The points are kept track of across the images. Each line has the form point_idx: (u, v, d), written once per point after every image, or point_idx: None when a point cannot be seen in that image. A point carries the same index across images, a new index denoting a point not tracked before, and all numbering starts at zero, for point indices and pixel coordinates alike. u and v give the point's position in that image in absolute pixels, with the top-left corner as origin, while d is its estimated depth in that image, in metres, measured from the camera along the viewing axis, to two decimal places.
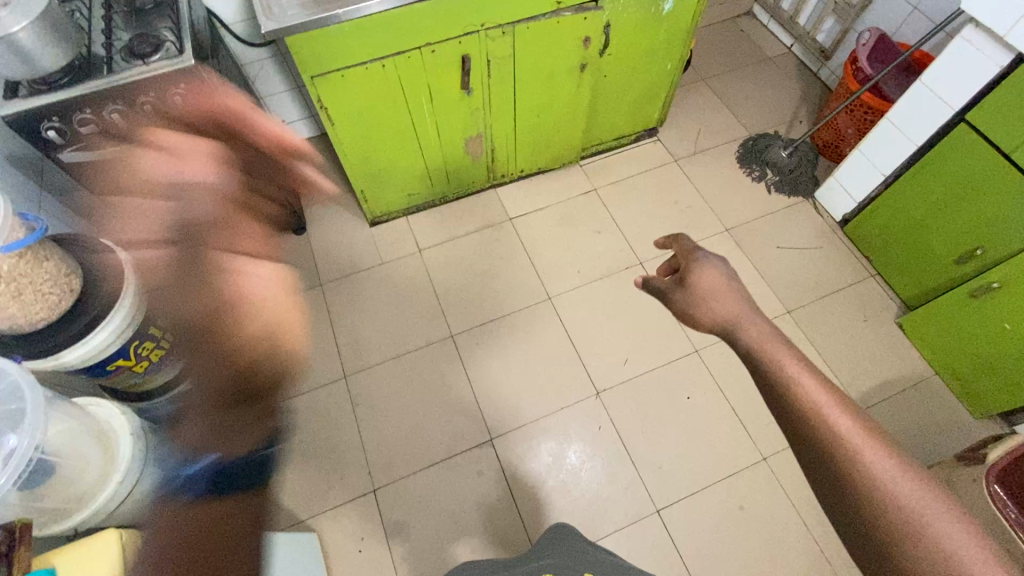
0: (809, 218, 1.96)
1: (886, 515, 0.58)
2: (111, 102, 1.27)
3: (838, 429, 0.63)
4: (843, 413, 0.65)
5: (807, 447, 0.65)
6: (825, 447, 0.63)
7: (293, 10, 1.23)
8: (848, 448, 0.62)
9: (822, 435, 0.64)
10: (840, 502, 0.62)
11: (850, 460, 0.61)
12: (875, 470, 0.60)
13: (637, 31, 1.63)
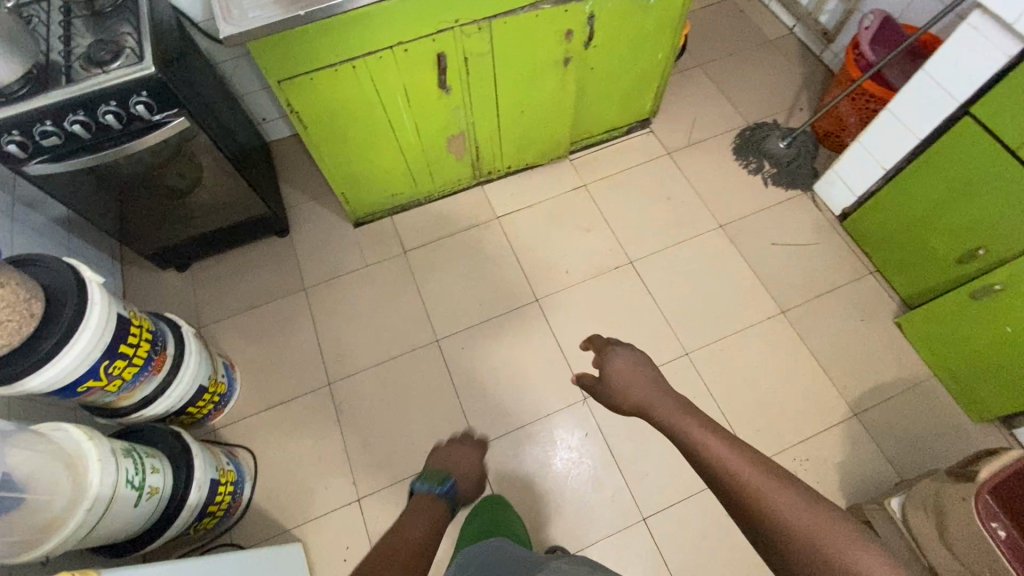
0: (806, 212, 1.89)
1: (800, 550, 0.70)
2: (73, 113, 1.20)
3: (742, 478, 0.79)
4: (738, 461, 0.82)
5: (734, 503, 0.79)
6: (741, 499, 0.78)
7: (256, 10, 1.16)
8: (758, 498, 0.76)
9: (736, 488, 0.79)
10: (767, 547, 0.75)
11: (764, 506, 0.75)
12: (782, 506, 0.74)
13: (623, 20, 1.55)
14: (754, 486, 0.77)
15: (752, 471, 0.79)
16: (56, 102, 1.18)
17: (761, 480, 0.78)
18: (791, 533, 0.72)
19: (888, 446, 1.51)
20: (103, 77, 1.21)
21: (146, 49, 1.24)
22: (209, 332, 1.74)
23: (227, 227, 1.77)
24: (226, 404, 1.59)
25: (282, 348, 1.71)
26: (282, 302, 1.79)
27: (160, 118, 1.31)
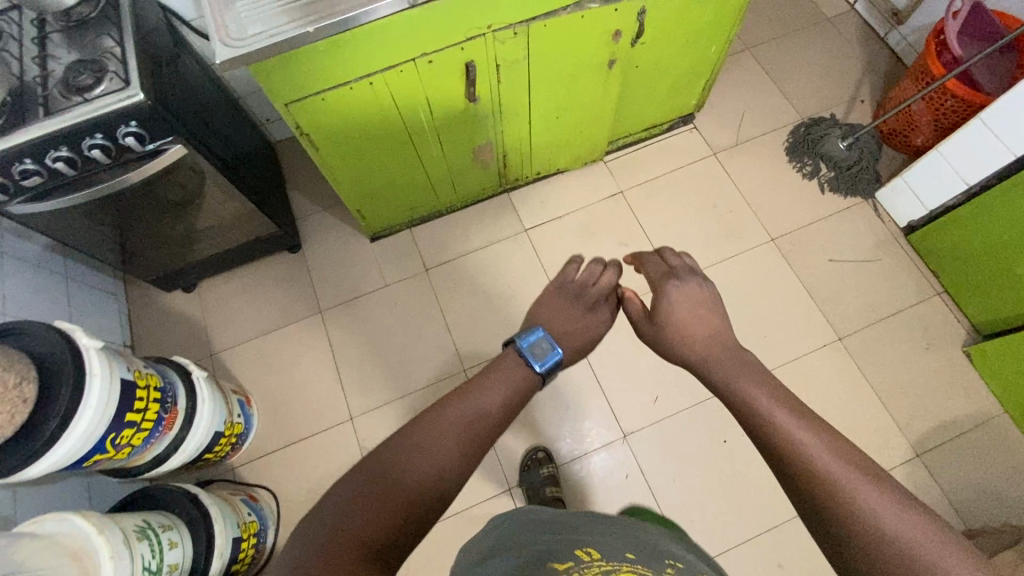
0: (868, 222, 1.71)
1: (876, 548, 0.56)
2: (54, 149, 1.05)
3: (807, 451, 0.65)
4: (805, 433, 0.67)
5: (788, 475, 0.66)
6: (802, 471, 0.64)
7: (257, 25, 0.99)
8: (827, 475, 0.62)
9: (798, 460, 0.65)
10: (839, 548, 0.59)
11: (833, 487, 0.61)
12: (856, 488, 0.61)
13: (678, 15, 1.34)
14: (824, 463, 0.63)
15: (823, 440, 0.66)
16: (34, 138, 1.03)
17: (832, 455, 0.64)
18: (862, 521, 0.58)
19: (952, 490, 1.42)
20: (83, 106, 1.05)
21: (131, 71, 1.07)
22: (220, 360, 1.63)
23: (234, 247, 1.63)
24: (244, 442, 1.50)
25: (300, 377, 1.61)
26: (296, 326, 1.66)
27: (153, 147, 1.15)
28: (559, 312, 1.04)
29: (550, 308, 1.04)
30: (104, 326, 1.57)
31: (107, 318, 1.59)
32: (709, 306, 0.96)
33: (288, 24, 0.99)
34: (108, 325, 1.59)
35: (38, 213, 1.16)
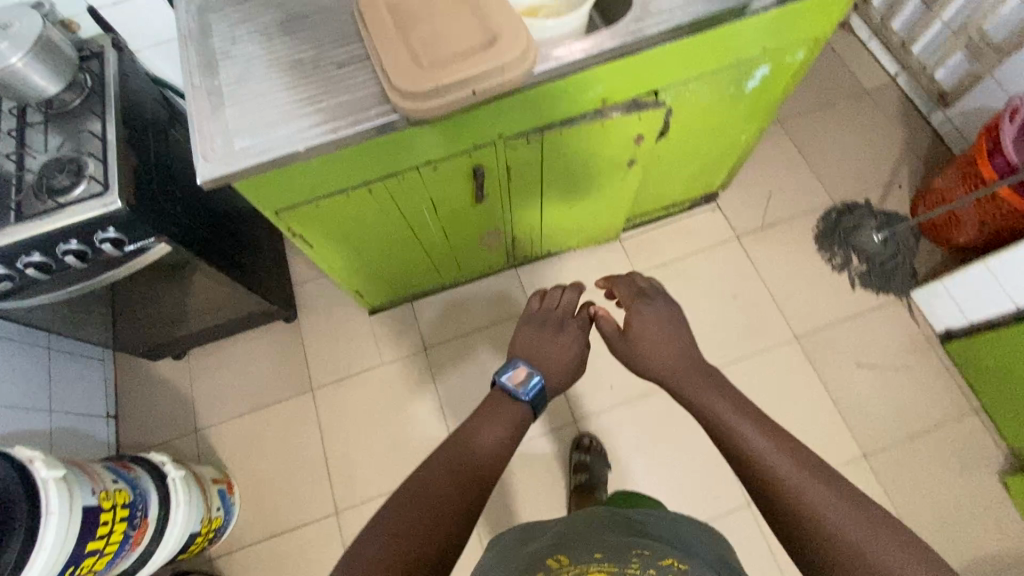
0: (902, 324, 1.59)
1: (834, 545, 0.59)
2: (27, 255, 0.98)
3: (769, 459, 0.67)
4: (762, 435, 0.70)
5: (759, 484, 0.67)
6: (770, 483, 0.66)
7: (247, 138, 0.91)
8: (792, 486, 0.64)
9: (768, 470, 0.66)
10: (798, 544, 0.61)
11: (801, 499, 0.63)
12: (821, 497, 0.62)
13: (708, 113, 1.23)
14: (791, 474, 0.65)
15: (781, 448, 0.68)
16: (6, 245, 0.95)
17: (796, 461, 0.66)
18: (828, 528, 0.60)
19: None
20: (59, 211, 0.97)
21: (111, 172, 0.99)
22: (205, 438, 1.55)
23: (225, 321, 1.55)
24: (223, 534, 1.42)
25: (286, 461, 1.53)
26: (287, 404, 1.58)
27: (135, 247, 1.07)
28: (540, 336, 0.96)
29: (533, 331, 0.97)
30: (86, 399, 1.50)
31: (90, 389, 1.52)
32: (675, 328, 0.91)
33: (281, 138, 0.91)
34: (90, 398, 1.52)
35: (12, 311, 1.08)
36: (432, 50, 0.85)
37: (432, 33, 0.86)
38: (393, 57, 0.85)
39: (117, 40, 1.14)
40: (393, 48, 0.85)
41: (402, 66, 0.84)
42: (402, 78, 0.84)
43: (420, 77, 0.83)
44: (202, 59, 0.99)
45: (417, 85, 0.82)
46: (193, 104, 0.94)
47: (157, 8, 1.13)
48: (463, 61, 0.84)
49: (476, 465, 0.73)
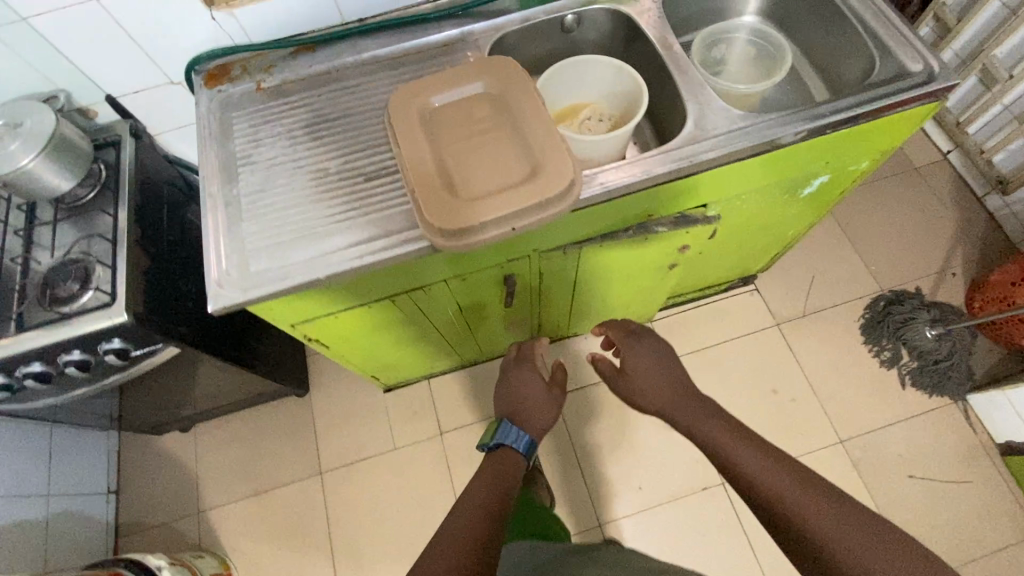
0: (957, 431, 1.46)
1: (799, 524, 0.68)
2: (26, 365, 0.92)
3: (752, 465, 0.76)
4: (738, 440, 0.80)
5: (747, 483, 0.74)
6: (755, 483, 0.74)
7: (265, 259, 0.85)
8: (775, 486, 0.72)
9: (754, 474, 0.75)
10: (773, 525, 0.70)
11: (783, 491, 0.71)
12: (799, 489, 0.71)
13: (759, 216, 1.14)
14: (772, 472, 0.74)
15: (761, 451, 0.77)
16: (4, 356, 0.89)
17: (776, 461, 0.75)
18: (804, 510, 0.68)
19: None
20: (62, 322, 0.90)
21: (119, 280, 0.93)
22: (208, 520, 1.47)
23: (235, 398, 1.48)
24: None
25: (290, 552, 1.44)
26: (293, 488, 1.50)
27: (141, 353, 1.00)
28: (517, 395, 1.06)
29: (510, 390, 1.08)
30: (89, 476, 1.43)
31: (94, 464, 1.45)
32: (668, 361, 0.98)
33: (301, 261, 0.84)
34: (94, 473, 1.45)
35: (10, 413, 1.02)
36: (468, 183, 0.80)
37: (469, 164, 0.81)
38: (425, 188, 0.79)
39: (134, 126, 1.08)
40: (427, 179, 0.80)
41: (434, 199, 0.78)
42: (433, 212, 0.78)
43: (453, 213, 0.77)
44: (220, 162, 0.92)
45: (449, 221, 0.76)
46: (209, 215, 0.88)
47: (178, 95, 1.07)
48: (499, 195, 0.78)
49: (478, 514, 0.77)
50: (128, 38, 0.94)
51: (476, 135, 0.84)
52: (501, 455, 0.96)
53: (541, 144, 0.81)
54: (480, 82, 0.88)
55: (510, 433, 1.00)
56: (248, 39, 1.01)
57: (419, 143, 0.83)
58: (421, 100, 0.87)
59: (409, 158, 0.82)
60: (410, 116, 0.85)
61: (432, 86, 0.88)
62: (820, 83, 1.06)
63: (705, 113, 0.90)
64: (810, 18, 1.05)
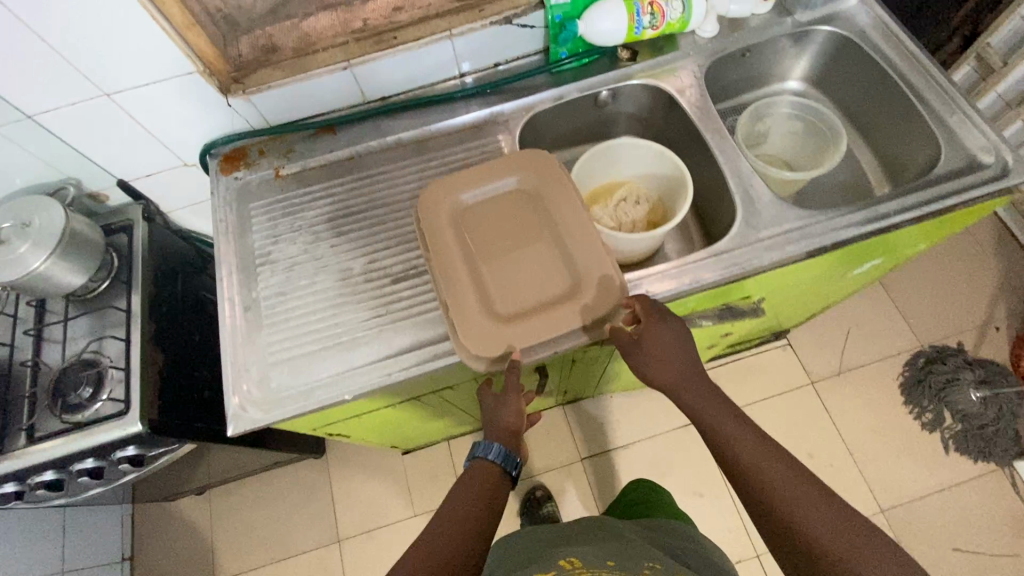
0: (1005, 500, 1.39)
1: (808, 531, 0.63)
2: (35, 477, 0.87)
3: (782, 488, 0.66)
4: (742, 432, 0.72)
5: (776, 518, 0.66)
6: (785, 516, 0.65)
7: (286, 374, 0.79)
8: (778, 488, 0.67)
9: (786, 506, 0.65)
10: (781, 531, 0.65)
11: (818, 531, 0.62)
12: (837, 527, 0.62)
13: (807, 294, 1.08)
14: (805, 508, 0.64)
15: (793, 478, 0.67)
16: (14, 468, 0.85)
17: (807, 490, 0.66)
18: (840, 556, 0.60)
19: None
20: (73, 432, 0.86)
21: (132, 387, 0.88)
22: None
23: (251, 465, 1.43)
24: None
25: None
26: (310, 557, 1.44)
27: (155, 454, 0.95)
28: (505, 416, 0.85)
29: (493, 409, 0.86)
30: (102, 548, 1.39)
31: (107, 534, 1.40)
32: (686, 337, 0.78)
33: (325, 377, 0.78)
34: (107, 542, 1.41)
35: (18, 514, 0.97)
36: (506, 299, 0.75)
37: (506, 276, 0.77)
38: (461, 306, 0.74)
39: (147, 209, 1.03)
40: (463, 295, 0.75)
41: (472, 319, 0.74)
42: (471, 334, 0.73)
43: (493, 338, 0.73)
44: (238, 261, 0.87)
45: (489, 348, 0.72)
46: (226, 322, 0.83)
47: (192, 176, 1.02)
48: (542, 316, 0.73)
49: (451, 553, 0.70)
50: (141, 129, 0.89)
51: (513, 241, 0.79)
52: (486, 470, 0.83)
53: (583, 255, 0.76)
54: (515, 178, 0.83)
55: (497, 450, 0.84)
56: (265, 120, 0.95)
57: (452, 251, 0.78)
58: (452, 198, 0.82)
59: (442, 268, 0.76)
60: (441, 217, 0.80)
61: (463, 182, 0.83)
62: (872, 158, 0.99)
63: (757, 205, 0.84)
64: (861, 90, 0.98)
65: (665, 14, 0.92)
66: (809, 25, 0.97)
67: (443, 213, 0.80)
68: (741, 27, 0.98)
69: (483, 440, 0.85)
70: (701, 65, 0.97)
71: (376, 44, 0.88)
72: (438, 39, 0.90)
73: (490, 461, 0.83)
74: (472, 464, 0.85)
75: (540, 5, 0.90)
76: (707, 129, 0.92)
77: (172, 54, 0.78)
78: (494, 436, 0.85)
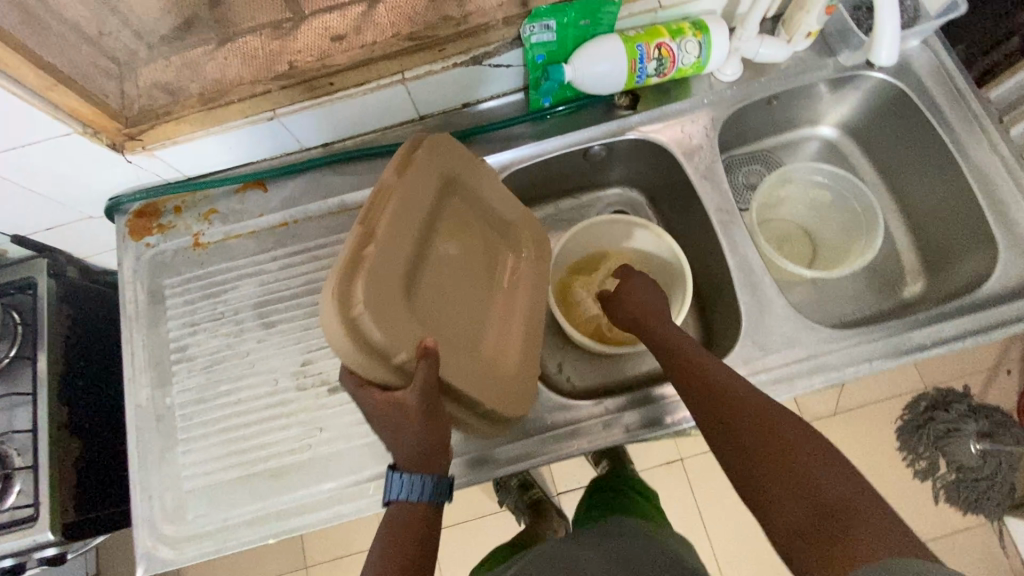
0: (989, 554, 1.35)
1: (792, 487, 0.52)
2: None
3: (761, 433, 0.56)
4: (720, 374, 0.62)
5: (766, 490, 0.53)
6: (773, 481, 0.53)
7: (204, 506, 0.68)
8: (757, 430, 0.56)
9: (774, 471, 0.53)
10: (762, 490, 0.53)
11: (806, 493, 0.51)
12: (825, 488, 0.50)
13: None
14: (790, 465, 0.53)
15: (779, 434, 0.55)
16: None
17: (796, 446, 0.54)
18: (830, 517, 0.49)
19: None
20: None
21: (40, 490, 0.77)
22: None
23: None
24: None
25: None
26: None
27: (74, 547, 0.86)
28: (429, 434, 0.52)
29: (411, 428, 0.52)
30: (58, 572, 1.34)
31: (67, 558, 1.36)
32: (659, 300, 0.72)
33: (247, 513, 0.68)
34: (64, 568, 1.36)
35: None
36: (421, 307, 0.56)
37: (434, 290, 0.58)
38: (389, 268, 0.52)
39: (53, 264, 0.87)
40: (399, 262, 0.53)
41: (393, 292, 0.51)
42: (392, 336, 0.50)
43: (409, 336, 0.52)
44: (149, 357, 0.74)
45: (392, 344, 0.50)
46: (135, 436, 0.71)
47: (102, 228, 0.86)
48: (450, 359, 0.56)
49: None
50: (22, 190, 0.72)
51: (461, 268, 0.63)
52: (417, 519, 0.54)
53: (518, 339, 0.66)
54: (500, 202, 0.69)
55: (428, 486, 0.53)
56: (182, 171, 0.78)
57: (414, 209, 0.56)
58: (444, 169, 0.62)
59: (400, 217, 0.54)
60: (424, 169, 0.59)
61: (464, 164, 0.65)
62: (907, 235, 0.83)
63: (766, 317, 0.70)
64: (905, 153, 0.81)
65: (676, 58, 0.73)
66: (855, 69, 0.78)
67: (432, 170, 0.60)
68: (769, 69, 0.79)
69: (395, 471, 0.53)
70: (716, 118, 0.79)
71: (307, 92, 0.69)
72: (389, 84, 0.71)
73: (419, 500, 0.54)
74: (391, 507, 0.54)
75: (518, 42, 0.70)
76: (714, 207, 0.76)
77: (35, 118, 0.61)
78: (414, 462, 0.53)
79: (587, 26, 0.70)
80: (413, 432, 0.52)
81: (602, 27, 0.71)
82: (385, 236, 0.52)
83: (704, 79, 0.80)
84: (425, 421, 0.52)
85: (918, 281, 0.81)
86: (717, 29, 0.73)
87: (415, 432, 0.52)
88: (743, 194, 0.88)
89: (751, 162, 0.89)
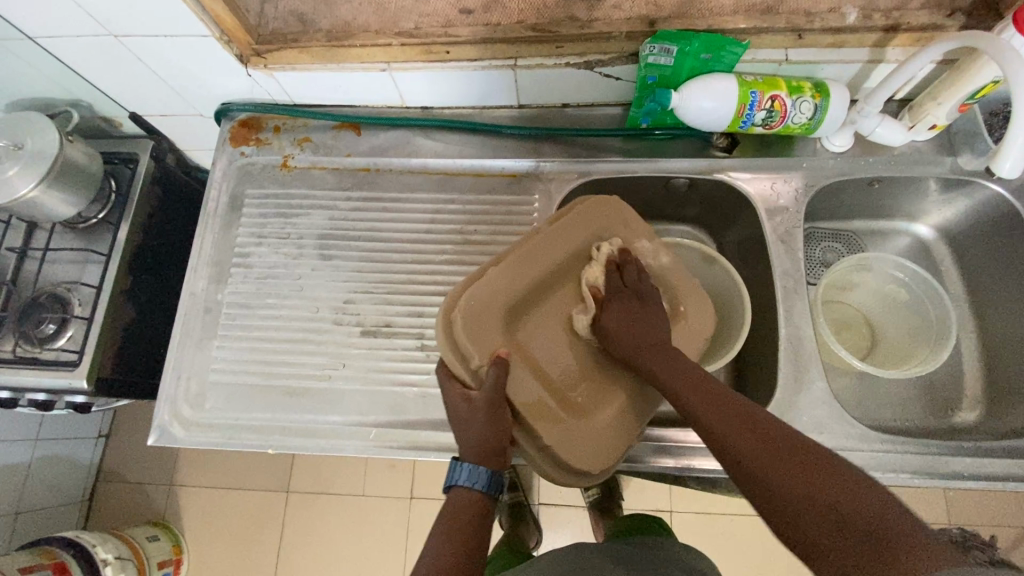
0: None
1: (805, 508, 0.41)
2: None
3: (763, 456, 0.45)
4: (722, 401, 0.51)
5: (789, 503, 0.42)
6: (806, 492, 0.41)
7: (221, 401, 0.73)
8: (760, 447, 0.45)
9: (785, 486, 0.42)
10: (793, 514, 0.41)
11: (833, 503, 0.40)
12: (847, 494, 0.39)
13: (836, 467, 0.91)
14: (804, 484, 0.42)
15: (745, 413, 0.48)
16: None
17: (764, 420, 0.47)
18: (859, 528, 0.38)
19: None
20: (13, 369, 0.83)
21: (88, 340, 0.85)
22: (177, 497, 1.46)
23: None
24: None
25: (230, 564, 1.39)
26: (256, 497, 1.43)
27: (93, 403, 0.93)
28: (488, 434, 0.55)
29: (471, 426, 0.56)
30: (82, 420, 1.43)
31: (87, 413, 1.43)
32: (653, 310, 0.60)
33: (254, 419, 0.72)
34: (87, 419, 1.44)
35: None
36: (523, 336, 0.61)
37: (544, 327, 0.62)
38: (498, 293, 0.60)
39: (156, 147, 0.95)
40: (508, 291, 0.61)
41: (493, 308, 0.60)
42: (475, 337, 0.58)
43: (491, 344, 0.58)
44: (214, 252, 0.80)
45: (474, 345, 0.57)
46: (181, 320, 0.77)
47: (208, 127, 0.92)
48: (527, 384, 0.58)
49: None
50: (152, 75, 0.79)
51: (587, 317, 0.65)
52: (473, 506, 0.56)
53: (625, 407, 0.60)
54: (669, 269, 0.66)
55: (488, 478, 0.56)
56: (290, 96, 0.83)
57: (550, 249, 0.64)
58: (594, 228, 0.66)
59: (524, 257, 0.63)
60: (571, 224, 0.66)
61: (620, 223, 0.68)
62: (978, 361, 0.78)
63: (800, 396, 0.68)
64: (999, 275, 0.76)
65: (787, 114, 0.71)
66: (972, 175, 0.74)
67: (576, 223, 0.66)
68: (879, 151, 0.76)
69: (458, 462, 0.57)
70: (808, 186, 0.77)
71: (423, 54, 0.72)
72: (500, 66, 0.73)
73: (475, 490, 0.56)
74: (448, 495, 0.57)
75: (633, 59, 0.71)
76: (780, 270, 0.74)
77: (184, 16, 0.66)
78: (475, 457, 0.56)
79: (708, 59, 0.68)
80: (466, 433, 0.56)
81: (721, 64, 0.69)
82: (505, 266, 0.62)
83: (811, 143, 0.78)
84: (484, 423, 0.55)
85: (974, 409, 0.76)
86: (838, 97, 0.71)
87: (467, 432, 0.56)
88: (815, 268, 0.85)
89: (833, 240, 0.86)
